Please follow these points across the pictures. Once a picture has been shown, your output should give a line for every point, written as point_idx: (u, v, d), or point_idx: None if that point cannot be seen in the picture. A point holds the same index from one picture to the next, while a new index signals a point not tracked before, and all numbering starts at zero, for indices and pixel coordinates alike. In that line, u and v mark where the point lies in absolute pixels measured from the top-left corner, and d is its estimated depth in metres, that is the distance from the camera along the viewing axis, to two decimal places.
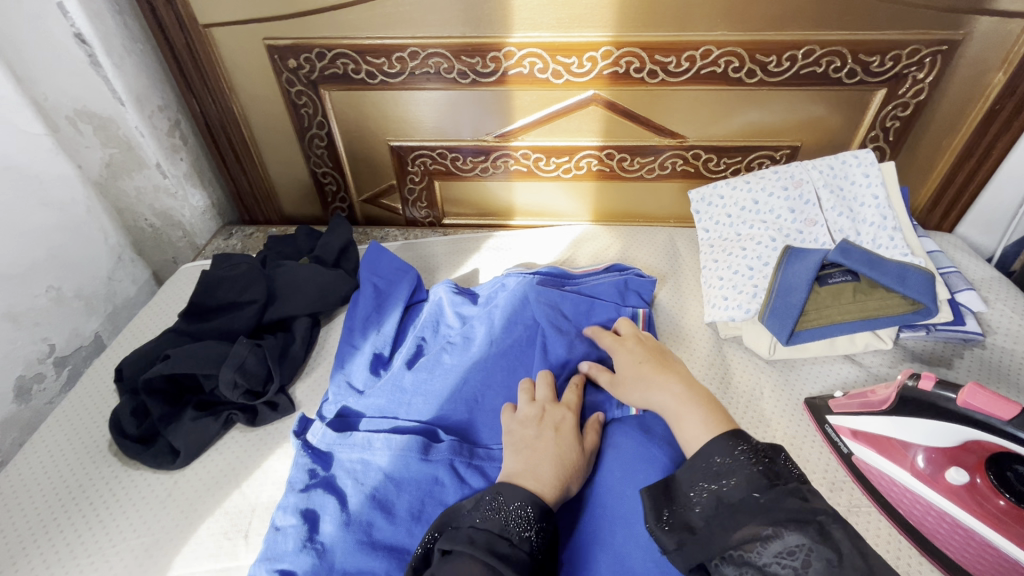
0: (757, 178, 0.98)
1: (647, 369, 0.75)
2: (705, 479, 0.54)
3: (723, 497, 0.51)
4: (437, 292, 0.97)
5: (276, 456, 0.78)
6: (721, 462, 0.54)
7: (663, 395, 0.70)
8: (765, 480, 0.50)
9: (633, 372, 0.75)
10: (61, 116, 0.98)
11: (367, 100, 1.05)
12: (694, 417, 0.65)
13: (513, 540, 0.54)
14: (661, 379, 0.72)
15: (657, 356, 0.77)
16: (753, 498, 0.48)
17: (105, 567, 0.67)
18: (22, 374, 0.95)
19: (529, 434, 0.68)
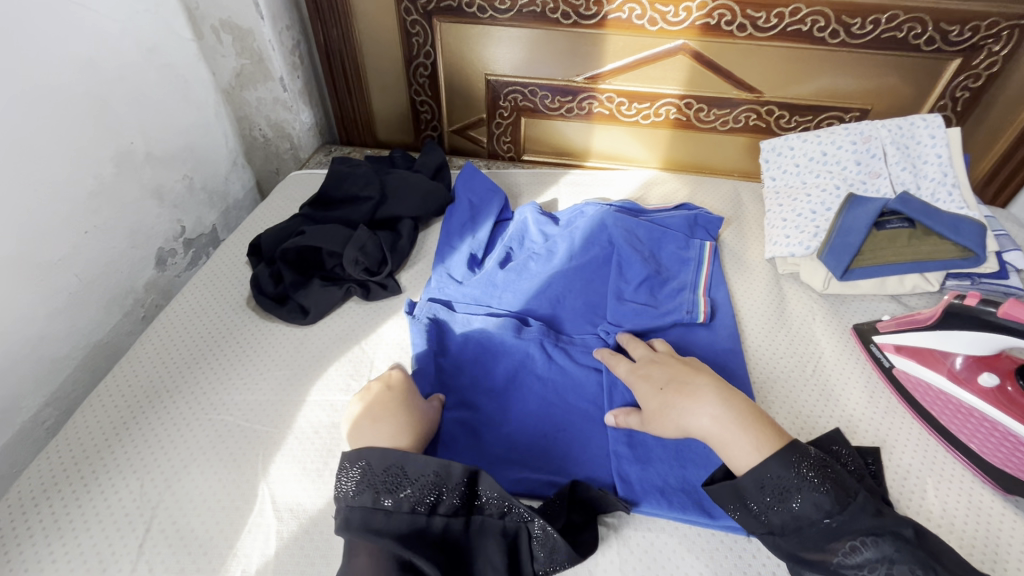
0: (828, 133, 1.06)
1: (672, 395, 0.69)
2: (766, 499, 0.59)
3: (794, 518, 0.58)
4: (523, 213, 1.07)
5: (389, 324, 0.91)
6: (788, 479, 0.59)
7: (701, 420, 0.65)
8: (835, 502, 0.57)
9: (659, 400, 0.70)
10: (207, 25, 1.11)
11: (473, 33, 1.15)
12: (744, 443, 0.62)
13: (391, 507, 0.62)
14: (692, 402, 0.67)
15: (679, 375, 0.72)
16: (825, 522, 0.57)
17: (255, 388, 0.80)
18: (161, 247, 1.10)
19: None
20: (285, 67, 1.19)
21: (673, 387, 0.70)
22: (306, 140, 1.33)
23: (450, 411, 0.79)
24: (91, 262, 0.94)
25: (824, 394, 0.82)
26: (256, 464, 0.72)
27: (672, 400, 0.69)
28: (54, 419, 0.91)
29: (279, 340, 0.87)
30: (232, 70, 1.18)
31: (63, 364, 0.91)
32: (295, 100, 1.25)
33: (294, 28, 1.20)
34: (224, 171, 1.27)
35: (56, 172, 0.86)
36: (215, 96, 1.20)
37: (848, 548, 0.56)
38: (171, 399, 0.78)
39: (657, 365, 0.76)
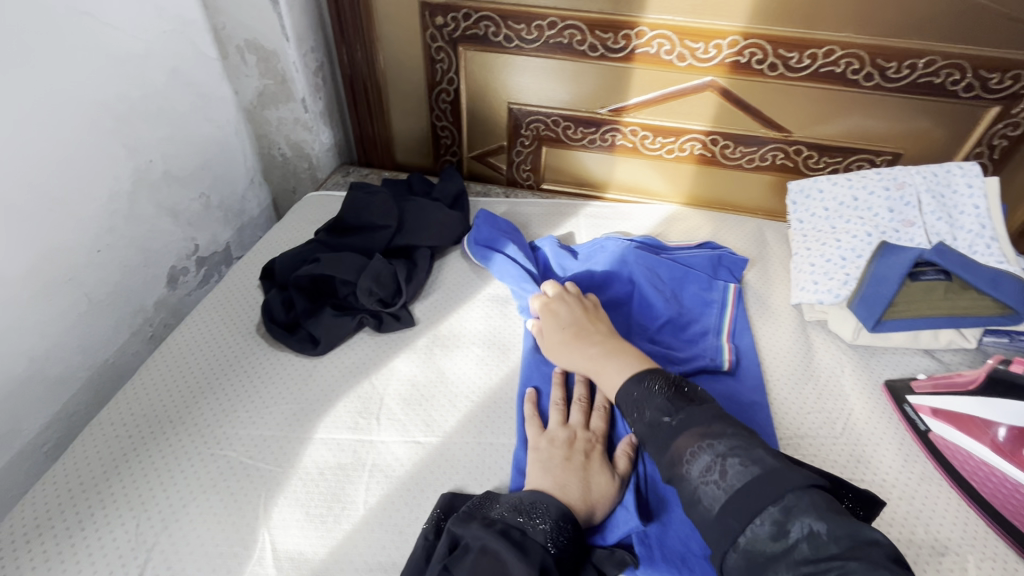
0: (859, 177, 1.03)
1: (568, 336, 0.80)
2: (632, 412, 0.65)
3: (649, 424, 0.63)
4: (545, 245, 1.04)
5: (401, 358, 0.88)
6: (638, 394, 0.66)
7: (583, 357, 0.77)
8: (674, 403, 0.63)
9: (559, 339, 0.81)
10: (233, 45, 1.11)
11: (498, 62, 1.14)
12: (614, 368, 0.73)
13: (473, 513, 0.63)
14: (580, 343, 0.79)
15: (585, 322, 0.82)
16: (668, 421, 0.61)
17: (261, 421, 0.78)
18: (173, 266, 1.08)
19: (558, 458, 0.68)
20: (307, 88, 1.18)
21: (570, 334, 0.80)
22: (325, 160, 1.31)
23: (461, 456, 0.75)
24: (102, 282, 0.93)
25: (855, 454, 0.77)
26: (258, 506, 0.69)
27: (569, 346, 0.79)
28: (55, 441, 0.88)
29: (287, 370, 0.85)
30: (255, 89, 1.18)
31: (67, 385, 0.89)
32: (315, 121, 1.24)
33: (319, 50, 1.19)
34: (241, 189, 1.26)
35: (73, 191, 0.85)
36: (237, 114, 1.20)
37: (693, 454, 0.57)
38: (174, 430, 0.76)
39: (575, 304, 0.85)
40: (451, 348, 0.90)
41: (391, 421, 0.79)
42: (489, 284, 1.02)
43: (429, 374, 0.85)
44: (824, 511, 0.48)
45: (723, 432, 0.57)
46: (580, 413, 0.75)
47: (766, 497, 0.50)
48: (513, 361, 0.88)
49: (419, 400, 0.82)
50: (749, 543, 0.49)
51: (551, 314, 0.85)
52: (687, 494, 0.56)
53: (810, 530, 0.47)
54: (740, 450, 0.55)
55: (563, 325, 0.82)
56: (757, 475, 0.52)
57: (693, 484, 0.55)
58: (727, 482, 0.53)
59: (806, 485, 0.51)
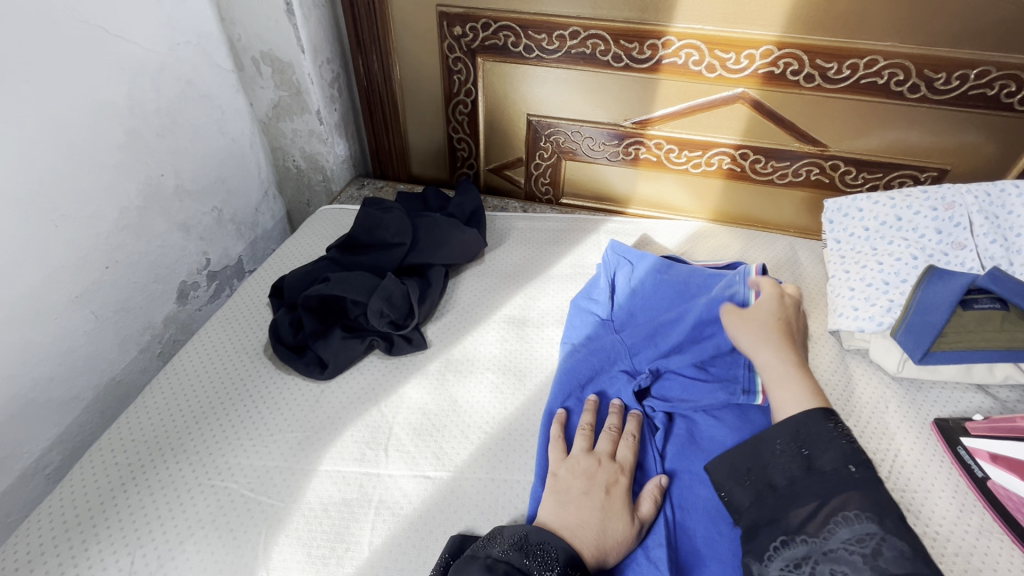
0: (903, 196, 0.96)
1: (776, 334, 0.76)
2: (801, 445, 0.63)
3: (818, 465, 0.61)
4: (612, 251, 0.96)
5: (411, 385, 0.84)
6: (820, 432, 0.63)
7: (771, 357, 0.73)
8: (859, 458, 0.60)
9: (762, 321, 0.78)
10: (248, 56, 1.09)
11: (518, 73, 1.10)
12: (796, 390, 0.69)
13: (476, 552, 0.58)
14: (775, 345, 0.75)
15: (786, 329, 0.78)
16: (846, 469, 0.59)
17: (264, 451, 0.74)
18: (184, 280, 1.06)
19: (576, 491, 0.64)
20: (322, 100, 1.15)
21: (775, 330, 0.77)
22: (340, 173, 1.28)
23: (473, 494, 0.70)
24: (109, 298, 0.90)
25: (904, 503, 0.70)
26: (257, 543, 0.65)
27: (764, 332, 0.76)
28: (58, 463, 0.86)
29: (293, 395, 0.81)
30: (270, 101, 1.16)
31: (71, 405, 0.87)
32: (330, 133, 1.21)
33: (335, 61, 1.17)
34: (255, 203, 1.24)
35: (82, 206, 0.84)
36: (251, 126, 1.18)
37: (847, 521, 0.55)
38: (175, 459, 0.73)
39: (795, 312, 0.82)
40: (464, 374, 0.85)
41: (401, 454, 0.74)
42: (504, 306, 0.97)
43: (440, 402, 0.81)
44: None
45: (891, 517, 0.54)
46: (608, 445, 0.69)
47: None
48: (530, 388, 0.83)
49: (431, 431, 0.77)
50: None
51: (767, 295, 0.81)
52: (818, 549, 0.54)
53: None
54: (903, 536, 0.52)
55: (772, 318, 0.78)
56: (913, 567, 0.50)
57: (833, 545, 0.54)
58: (876, 561, 0.51)
59: None
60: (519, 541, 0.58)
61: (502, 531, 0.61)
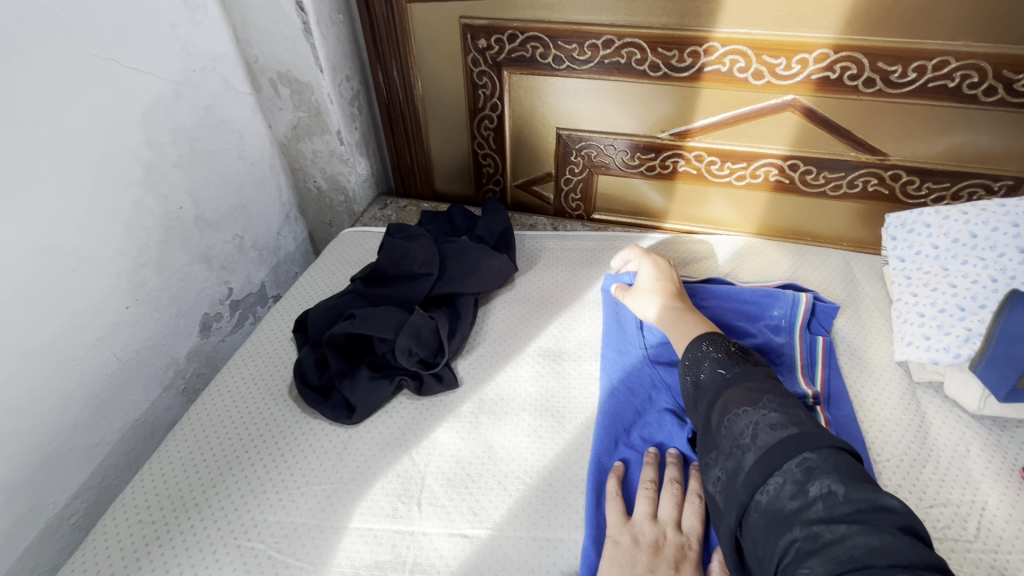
0: (977, 210, 0.87)
1: (659, 287, 0.87)
2: (703, 358, 0.67)
3: (704, 379, 0.65)
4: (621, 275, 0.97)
5: (443, 429, 0.79)
6: (702, 352, 0.68)
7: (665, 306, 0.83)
8: (732, 358, 0.65)
9: (649, 286, 0.88)
10: (266, 78, 1.05)
11: (546, 85, 1.04)
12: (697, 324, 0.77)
13: None
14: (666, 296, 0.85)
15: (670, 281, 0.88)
16: (722, 373, 0.63)
17: (292, 506, 0.70)
18: (206, 312, 1.03)
19: (642, 567, 0.58)
20: (342, 120, 1.11)
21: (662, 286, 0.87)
22: (361, 192, 1.24)
23: (514, 556, 0.65)
24: (130, 338, 0.88)
25: (997, 568, 0.63)
26: None
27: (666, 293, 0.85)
28: (83, 510, 0.84)
29: (320, 442, 0.77)
30: (289, 123, 1.12)
31: (96, 451, 0.84)
32: (351, 153, 1.17)
33: (355, 78, 1.13)
34: (276, 226, 1.20)
35: (101, 247, 0.81)
36: (271, 148, 1.15)
37: (735, 413, 0.58)
38: (200, 516, 0.69)
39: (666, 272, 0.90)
40: (498, 416, 0.80)
41: (435, 509, 0.69)
42: (539, 337, 0.92)
43: (473, 448, 0.76)
44: (846, 476, 0.49)
45: (766, 395, 0.58)
46: (671, 520, 0.63)
47: (796, 452, 0.51)
48: (570, 431, 0.78)
49: (465, 482, 0.72)
50: (770, 502, 0.50)
51: (651, 264, 0.92)
52: (722, 450, 0.57)
53: (828, 491, 0.48)
54: (780, 412, 0.56)
55: (659, 281, 0.88)
56: (791, 435, 0.53)
57: (730, 440, 0.56)
58: (756, 444, 0.54)
59: (832, 445, 0.52)
60: None
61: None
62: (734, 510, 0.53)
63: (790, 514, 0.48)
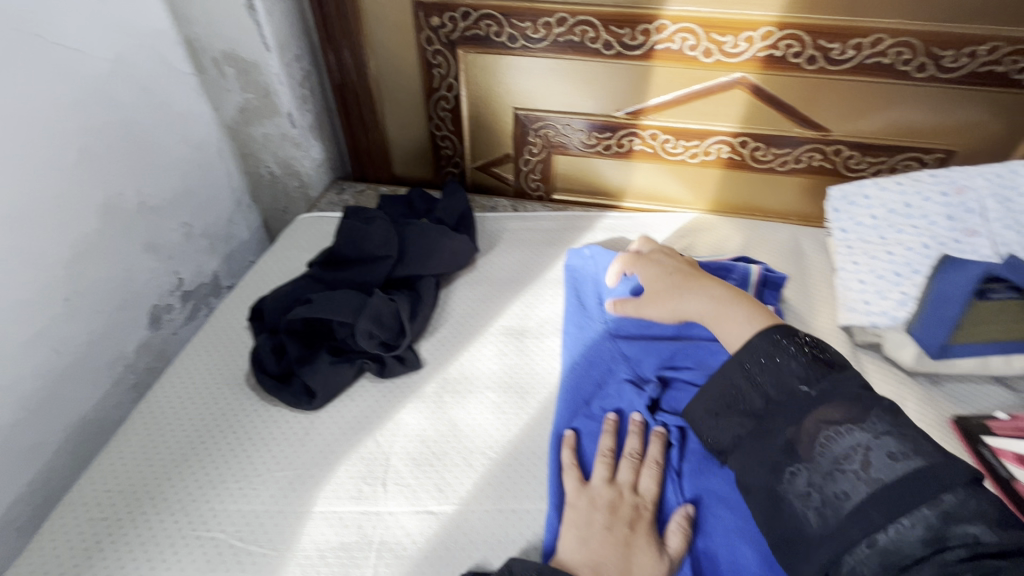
0: (911, 181, 0.92)
1: (678, 280, 0.75)
2: (755, 364, 0.57)
3: (778, 393, 0.55)
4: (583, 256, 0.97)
5: (407, 410, 0.78)
6: (767, 360, 0.57)
7: (700, 299, 0.71)
8: (822, 368, 0.54)
9: (668, 283, 0.76)
10: (209, 57, 1.01)
11: (502, 64, 1.04)
12: (737, 316, 0.67)
13: None
14: (694, 290, 0.73)
15: (688, 270, 0.77)
16: (803, 391, 0.53)
17: (253, 494, 0.69)
18: (155, 304, 0.99)
19: (597, 527, 0.61)
20: (293, 101, 1.08)
21: (680, 280, 0.76)
22: (317, 177, 1.21)
23: (481, 528, 0.65)
24: (72, 332, 0.83)
25: None
26: None
27: (678, 287, 0.74)
28: (28, 514, 0.80)
29: (281, 429, 0.76)
30: (237, 105, 1.08)
31: (40, 451, 0.80)
32: (304, 136, 1.14)
33: (305, 58, 1.09)
34: (227, 214, 1.16)
35: (33, 236, 0.76)
36: (218, 132, 1.10)
37: (834, 433, 0.50)
38: (155, 509, 0.67)
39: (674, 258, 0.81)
40: (462, 394, 0.80)
41: (400, 487, 0.69)
42: (501, 315, 0.92)
43: (437, 427, 0.76)
44: (995, 520, 0.42)
45: (874, 410, 0.50)
46: (629, 482, 0.66)
47: (933, 489, 0.45)
48: (534, 406, 0.79)
49: (430, 460, 0.72)
50: (891, 542, 0.44)
51: (655, 263, 0.80)
52: (814, 473, 0.49)
53: (972, 538, 0.42)
54: (900, 433, 0.48)
55: (664, 277, 0.77)
56: (919, 468, 0.46)
57: (828, 464, 0.49)
58: (869, 475, 0.47)
59: (972, 478, 0.44)
60: None
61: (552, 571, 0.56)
62: (826, 543, 0.47)
63: (923, 558, 0.42)
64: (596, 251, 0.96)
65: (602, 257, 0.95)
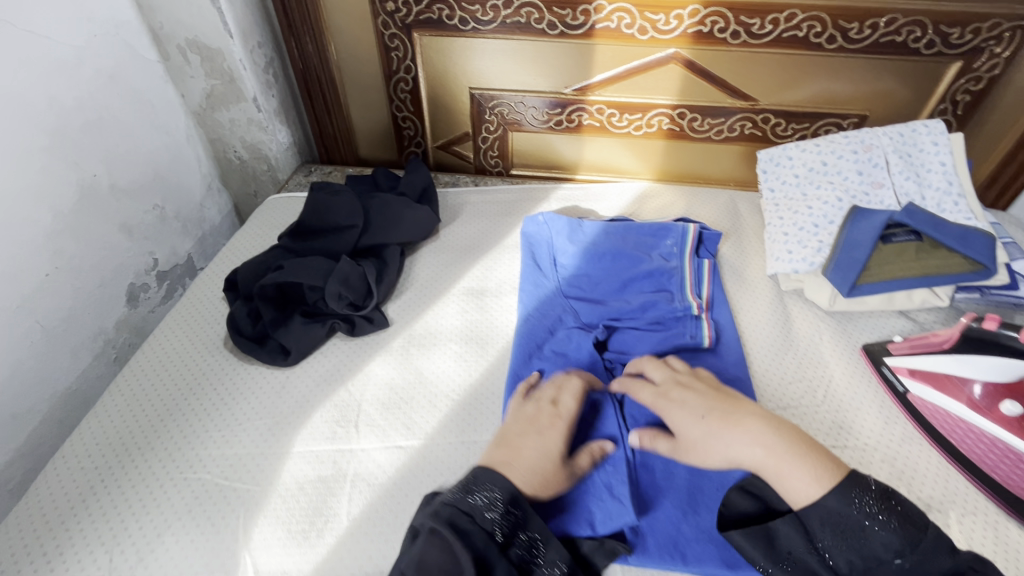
0: (827, 142, 1.02)
1: (714, 421, 0.63)
2: (837, 532, 0.54)
3: (864, 556, 0.53)
4: (540, 222, 1.03)
5: (376, 363, 0.85)
6: (854, 515, 0.54)
7: (753, 451, 0.59)
8: (914, 532, 0.53)
9: (701, 430, 0.63)
10: (173, 45, 1.05)
11: (455, 46, 1.10)
12: (802, 472, 0.57)
13: (475, 513, 0.56)
14: (741, 434, 0.61)
15: (719, 403, 0.65)
16: (897, 563, 0.52)
17: (235, 440, 0.75)
18: (132, 283, 1.04)
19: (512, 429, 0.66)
20: (257, 86, 1.13)
21: (714, 416, 0.63)
22: (284, 160, 1.26)
23: (444, 457, 0.73)
24: (54, 307, 0.88)
25: (837, 421, 0.77)
26: (237, 528, 0.66)
27: (717, 428, 0.62)
28: (20, 477, 0.85)
29: (259, 384, 0.82)
30: (203, 91, 1.12)
31: (28, 418, 0.85)
32: (270, 120, 1.19)
33: (267, 45, 1.14)
34: (198, 198, 1.20)
35: (12, 214, 0.80)
36: (185, 119, 1.15)
37: None
38: (143, 458, 0.73)
39: (695, 390, 0.68)
40: (427, 347, 0.88)
41: (372, 428, 0.77)
42: (463, 278, 1.00)
43: (404, 376, 0.83)
44: None
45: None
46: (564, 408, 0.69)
47: None
48: (492, 354, 0.86)
49: (398, 405, 0.79)
50: None
51: (686, 407, 0.66)
52: None
53: None
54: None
55: (694, 418, 0.64)
56: None
57: None
58: None
59: None
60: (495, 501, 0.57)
61: (483, 475, 0.59)
62: None
63: None
64: (550, 216, 1.03)
65: (556, 221, 1.02)
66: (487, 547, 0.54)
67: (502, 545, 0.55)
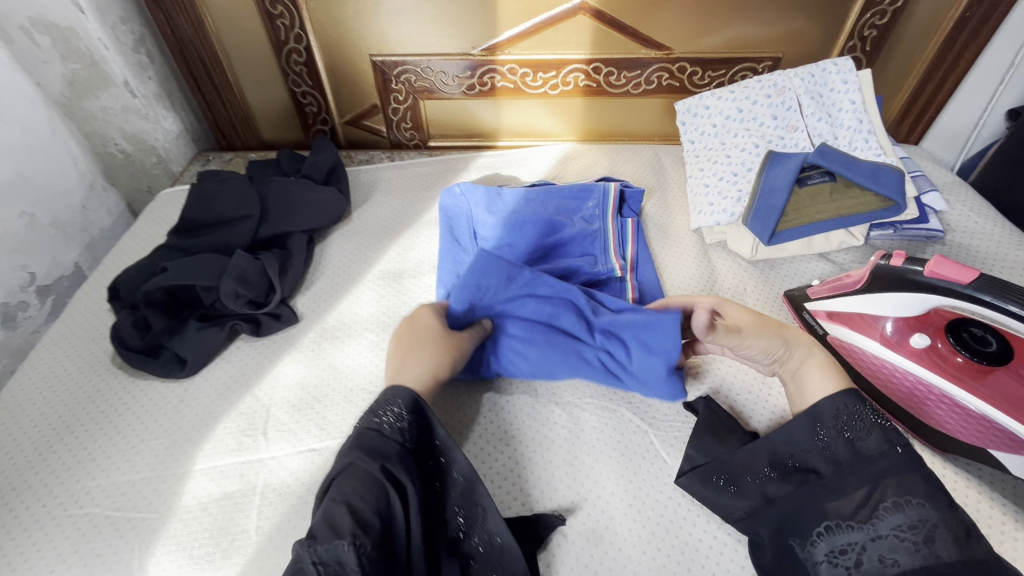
0: (741, 88, 1.00)
1: (767, 324, 0.68)
2: (836, 428, 0.57)
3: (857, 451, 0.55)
4: (459, 193, 0.94)
5: (286, 362, 0.79)
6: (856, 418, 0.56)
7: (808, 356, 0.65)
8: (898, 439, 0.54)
9: (757, 322, 0.68)
10: (15, 26, 0.88)
11: (346, 10, 1.01)
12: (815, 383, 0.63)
13: (384, 429, 0.56)
14: (807, 344, 0.66)
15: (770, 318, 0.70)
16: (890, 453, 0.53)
17: (128, 465, 0.68)
18: (5, 302, 0.92)
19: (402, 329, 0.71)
20: (128, 68, 1.04)
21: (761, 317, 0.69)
22: (176, 150, 1.20)
23: None
24: None
25: None
26: (132, 563, 0.60)
27: (786, 338, 0.67)
28: None
29: (154, 400, 0.75)
30: (62, 78, 0.97)
31: None
32: (150, 105, 1.10)
33: (132, 20, 1.03)
34: (79, 201, 1.05)
35: None
36: (47, 111, 0.96)
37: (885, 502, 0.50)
38: (20, 498, 0.65)
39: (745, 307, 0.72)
40: (341, 339, 0.82)
41: (281, 433, 0.71)
42: (378, 261, 0.94)
43: (315, 373, 0.78)
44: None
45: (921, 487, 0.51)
46: (430, 311, 0.72)
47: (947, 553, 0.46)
48: None
49: (310, 404, 0.74)
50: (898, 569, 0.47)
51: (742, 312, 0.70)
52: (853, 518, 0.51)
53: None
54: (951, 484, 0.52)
55: (749, 317, 0.69)
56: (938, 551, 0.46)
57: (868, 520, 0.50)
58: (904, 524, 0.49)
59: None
60: (398, 412, 0.58)
61: (390, 393, 0.60)
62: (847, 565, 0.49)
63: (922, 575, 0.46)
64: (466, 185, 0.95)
65: (472, 190, 0.93)
66: (403, 460, 0.55)
67: (413, 452, 0.57)
